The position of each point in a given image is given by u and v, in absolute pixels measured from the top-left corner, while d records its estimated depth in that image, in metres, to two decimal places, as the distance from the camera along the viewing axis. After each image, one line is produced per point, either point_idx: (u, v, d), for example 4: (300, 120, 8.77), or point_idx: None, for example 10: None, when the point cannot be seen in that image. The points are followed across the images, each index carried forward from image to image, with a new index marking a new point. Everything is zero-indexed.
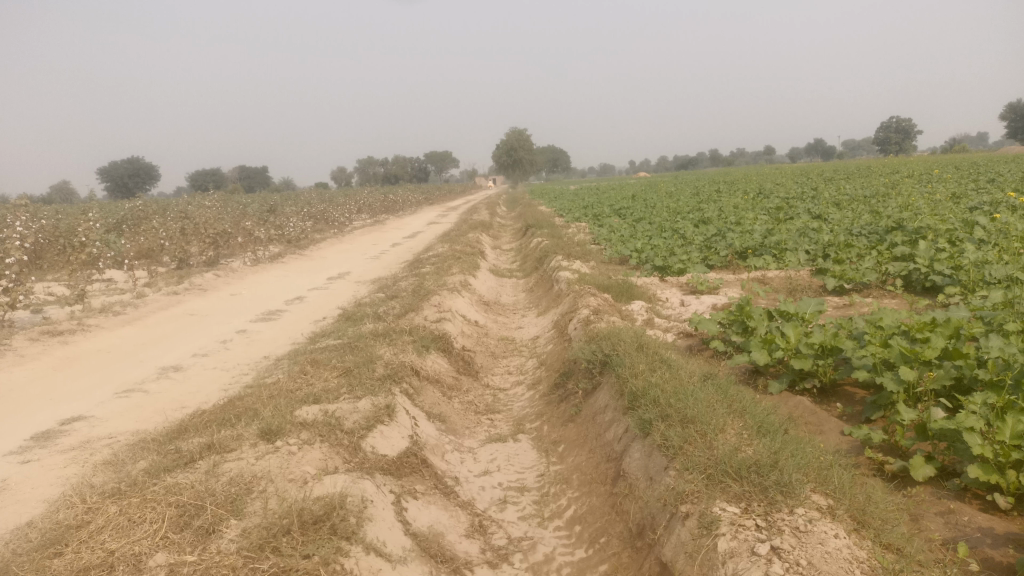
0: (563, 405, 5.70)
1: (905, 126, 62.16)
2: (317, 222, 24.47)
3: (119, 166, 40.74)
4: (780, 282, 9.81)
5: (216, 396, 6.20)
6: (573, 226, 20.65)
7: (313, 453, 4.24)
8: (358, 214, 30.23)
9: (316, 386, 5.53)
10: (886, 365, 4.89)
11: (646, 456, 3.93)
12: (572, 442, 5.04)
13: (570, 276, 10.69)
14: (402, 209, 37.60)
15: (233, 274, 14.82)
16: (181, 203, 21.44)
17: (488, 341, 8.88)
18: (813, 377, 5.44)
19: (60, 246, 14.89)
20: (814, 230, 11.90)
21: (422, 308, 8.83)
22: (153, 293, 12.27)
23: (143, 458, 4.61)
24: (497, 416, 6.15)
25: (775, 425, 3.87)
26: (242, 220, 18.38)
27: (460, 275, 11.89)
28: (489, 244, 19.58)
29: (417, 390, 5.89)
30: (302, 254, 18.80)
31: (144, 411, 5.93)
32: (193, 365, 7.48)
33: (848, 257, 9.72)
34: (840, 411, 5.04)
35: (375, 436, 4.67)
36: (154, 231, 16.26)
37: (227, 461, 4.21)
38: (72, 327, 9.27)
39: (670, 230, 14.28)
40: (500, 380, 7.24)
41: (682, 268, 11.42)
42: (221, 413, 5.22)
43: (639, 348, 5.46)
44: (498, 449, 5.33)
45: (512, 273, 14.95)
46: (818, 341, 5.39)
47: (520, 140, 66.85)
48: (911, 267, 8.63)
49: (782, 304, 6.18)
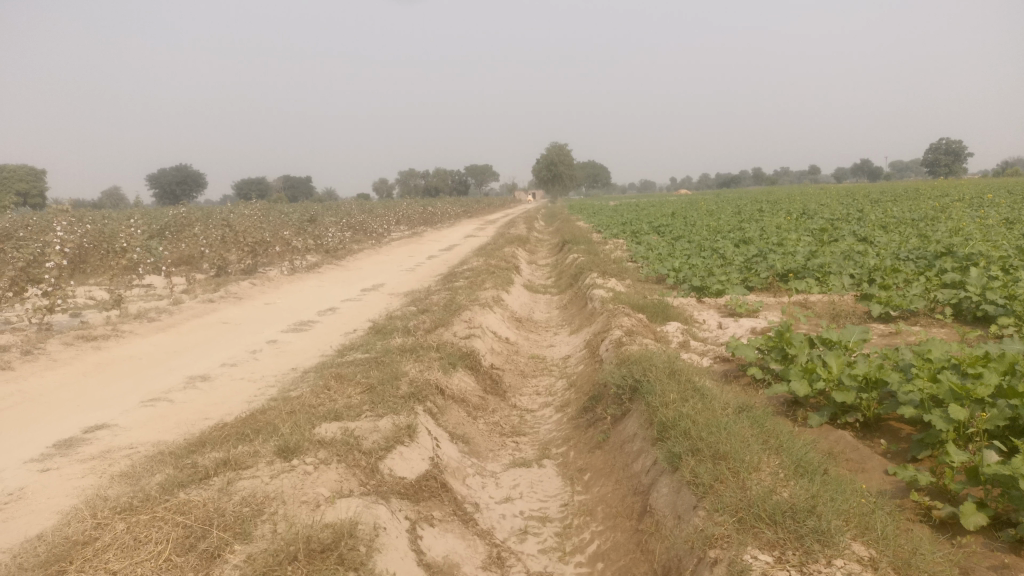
0: (591, 431, 5.50)
1: (955, 148, 60.68)
2: (355, 233, 24.59)
3: (167, 173, 41.60)
4: (823, 307, 9.49)
5: (239, 408, 6.12)
6: (610, 242, 20.40)
7: (329, 474, 4.12)
8: (397, 225, 30.34)
9: (338, 403, 5.41)
10: (934, 401, 4.61)
11: (674, 491, 3.72)
12: (598, 471, 4.84)
13: (605, 295, 10.47)
14: (440, 220, 37.70)
15: (269, 283, 14.89)
16: (222, 211, 21.71)
17: (518, 359, 8.71)
18: (856, 411, 5.17)
19: (102, 251, 15.11)
20: (859, 254, 11.54)
21: (452, 324, 8.70)
22: (189, 300, 12.35)
23: (159, 472, 4.52)
24: (523, 439, 5.97)
25: (814, 464, 3.63)
26: (280, 230, 18.51)
27: (493, 290, 11.75)
28: (525, 258, 19.46)
29: (442, 409, 5.74)
30: (338, 264, 18.87)
31: (167, 422, 5.88)
32: (220, 375, 7.43)
33: (894, 283, 9.36)
34: (884, 447, 4.76)
35: (394, 458, 4.53)
36: (194, 238, 16.43)
37: (242, 478, 4.11)
38: (106, 333, 9.32)
39: (709, 250, 13.98)
40: (528, 401, 7.06)
41: (721, 289, 11.12)
42: (242, 427, 5.12)
43: (671, 374, 5.24)
44: (522, 474, 5.15)
45: (546, 289, 14.77)
46: (862, 373, 5.12)
47: (560, 155, 66.75)
48: (961, 295, 8.27)
49: (824, 331, 5.92)
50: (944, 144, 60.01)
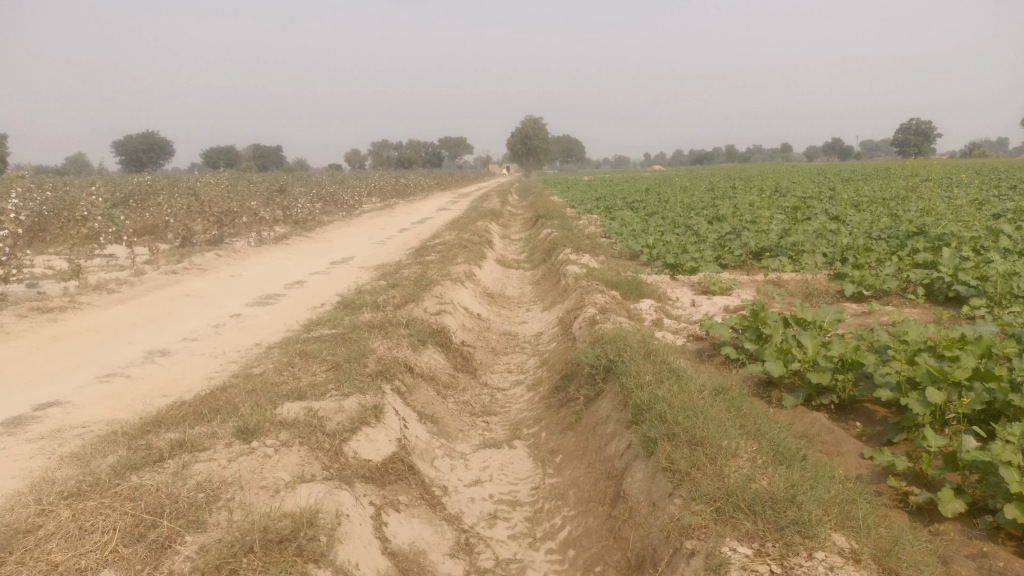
0: (563, 411, 5.38)
1: (924, 129, 61.25)
2: (325, 204, 24.16)
3: (133, 140, 40.46)
4: (796, 286, 9.43)
5: (199, 385, 5.91)
6: (584, 218, 20.23)
7: (290, 458, 3.95)
8: (368, 197, 29.87)
9: (301, 381, 5.21)
10: (911, 384, 4.55)
11: (649, 477, 3.60)
12: (570, 453, 4.72)
13: (579, 271, 10.34)
14: (413, 193, 37.25)
15: (235, 254, 14.53)
16: (189, 180, 21.14)
17: (489, 336, 8.55)
18: (831, 393, 5.10)
19: (61, 219, 14.64)
20: (832, 233, 11.51)
21: (422, 299, 8.51)
22: (151, 271, 11.99)
23: (112, 453, 4.31)
24: (493, 419, 5.83)
25: (793, 451, 3.53)
26: (248, 200, 18.06)
27: (465, 264, 11.55)
28: (497, 233, 19.25)
29: (410, 388, 5.58)
30: (308, 236, 18.49)
31: (123, 399, 5.65)
32: (181, 350, 7.19)
33: (867, 262, 9.34)
34: (859, 430, 4.70)
35: (359, 439, 4.37)
36: (158, 207, 15.99)
37: (198, 461, 3.91)
38: (63, 305, 8.98)
39: (683, 227, 13.89)
40: (499, 379, 6.91)
41: (694, 267, 11.03)
42: (200, 406, 4.91)
43: (646, 354, 5.11)
44: (492, 456, 5.01)
45: (519, 264, 14.60)
46: (838, 354, 5.05)
47: (535, 128, 66.20)
48: (933, 276, 8.26)
49: (799, 311, 5.84)
50: (914, 124, 60.72)
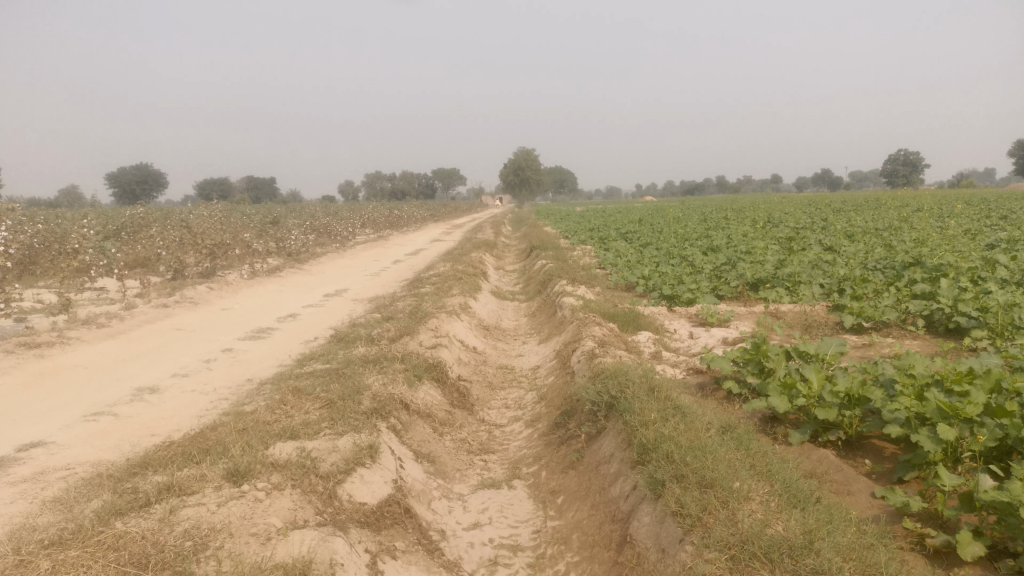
0: (563, 449, 5.24)
1: (912, 159, 61.92)
2: (318, 236, 24.07)
3: (126, 173, 40.44)
4: (795, 317, 9.35)
5: (189, 424, 5.74)
6: (578, 249, 20.18)
7: (283, 503, 3.80)
8: (362, 228, 29.82)
9: (294, 419, 5.06)
10: (921, 420, 4.43)
11: (657, 522, 3.46)
12: (572, 494, 4.58)
13: (575, 303, 10.24)
14: (406, 225, 37.22)
15: (227, 287, 14.38)
16: (182, 212, 21.04)
17: (486, 370, 8.41)
18: (838, 429, 4.97)
19: (52, 252, 14.50)
20: (828, 263, 11.46)
21: (417, 332, 8.37)
22: (141, 304, 11.84)
23: (96, 498, 4.14)
24: (491, 457, 5.68)
25: (806, 494, 3.41)
26: (241, 232, 17.96)
27: (460, 297, 11.43)
28: (492, 264, 19.18)
29: (406, 426, 5.43)
30: (301, 268, 18.37)
31: (110, 438, 5.48)
32: (171, 386, 7.02)
33: (865, 293, 9.27)
34: (869, 468, 4.57)
35: (354, 482, 4.22)
36: (150, 240, 15.87)
37: (186, 506, 3.75)
38: (51, 340, 8.81)
39: (678, 258, 13.83)
40: (497, 415, 6.76)
41: (691, 298, 10.93)
42: (189, 446, 4.75)
43: (649, 390, 4.99)
44: (490, 497, 4.86)
45: (514, 295, 14.50)
46: (844, 389, 4.93)
47: (527, 160, 66.56)
48: (933, 307, 8.18)
49: (801, 343, 5.74)
50: (902, 154, 61.36)
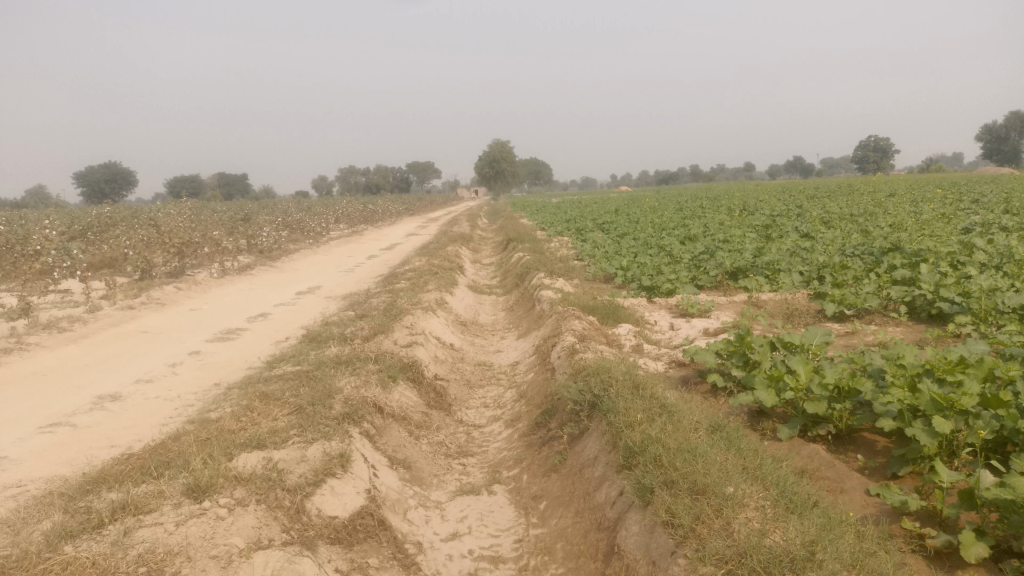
0: (545, 451, 5.03)
1: (882, 145, 62.47)
2: (291, 232, 23.64)
3: (94, 171, 39.58)
4: (776, 306, 9.20)
5: (151, 434, 5.44)
6: (555, 240, 19.97)
7: (247, 521, 3.57)
8: (336, 224, 29.40)
9: (261, 427, 4.79)
10: (915, 412, 4.26)
11: (646, 531, 3.27)
12: (555, 500, 4.37)
13: (553, 296, 10.01)
14: (381, 219, 36.77)
15: (197, 287, 13.99)
16: (150, 211, 20.52)
17: (464, 368, 8.17)
18: (827, 422, 4.79)
19: (13, 254, 14.01)
20: (806, 251, 11.34)
21: (392, 331, 8.12)
22: (107, 306, 11.44)
23: (46, 519, 3.85)
24: (470, 460, 5.46)
25: (803, 500, 3.22)
26: (210, 230, 17.51)
27: (436, 292, 11.17)
28: (468, 257, 18.91)
29: (380, 430, 5.19)
30: (273, 265, 17.97)
31: (67, 451, 5.18)
32: (134, 393, 6.71)
33: (846, 280, 9.13)
34: (861, 463, 4.40)
35: (323, 494, 3.99)
36: (116, 240, 15.40)
37: (142, 526, 3.48)
38: (9, 347, 8.42)
39: (656, 248, 13.65)
40: (475, 415, 6.53)
41: (671, 288, 10.75)
42: (149, 459, 4.47)
43: (633, 388, 4.79)
44: (469, 504, 4.64)
45: (491, 289, 14.26)
46: (833, 382, 4.75)
47: (502, 152, 66.22)
48: (914, 293, 8.06)
49: (786, 334, 5.56)
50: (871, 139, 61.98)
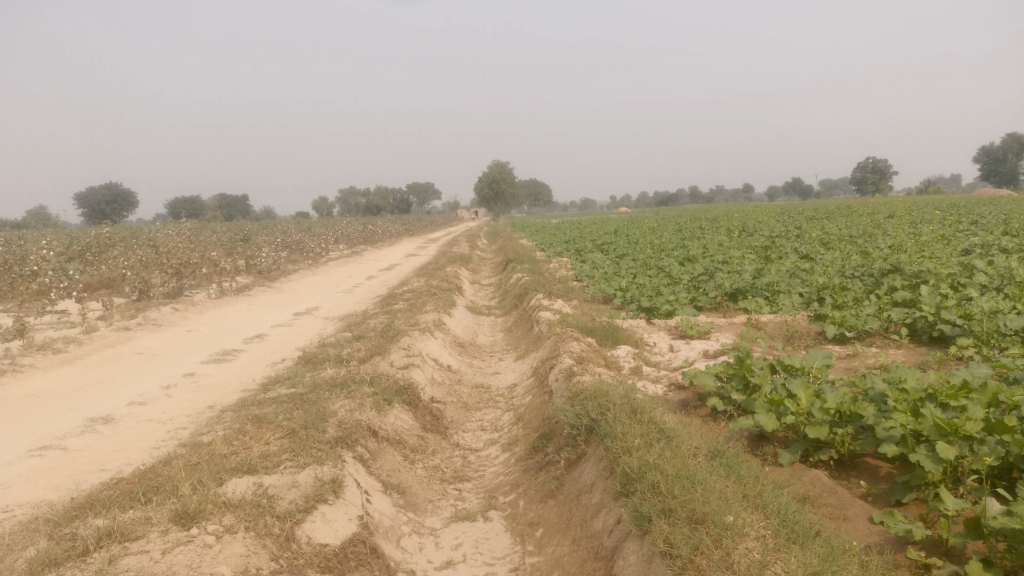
0: (542, 476, 4.94)
1: (881, 166, 62.61)
2: (290, 253, 23.61)
3: (96, 192, 39.67)
4: (776, 328, 9.13)
5: (142, 458, 5.36)
6: (554, 261, 19.92)
7: (236, 550, 3.48)
8: (335, 244, 29.39)
9: (252, 452, 4.71)
10: (918, 437, 4.18)
11: (644, 561, 3.18)
12: (552, 527, 4.28)
13: (552, 317, 9.95)
14: (380, 239, 36.78)
15: (194, 307, 13.92)
16: (150, 231, 20.50)
17: (461, 391, 8.08)
18: (829, 447, 4.71)
19: (11, 275, 13.96)
20: (805, 272, 11.29)
21: (389, 352, 8.04)
22: (103, 327, 11.37)
23: (31, 546, 3.75)
24: (466, 485, 5.37)
25: (804, 530, 3.14)
26: (209, 250, 17.47)
27: (434, 313, 11.11)
28: (467, 278, 18.85)
29: (374, 454, 5.11)
30: (271, 286, 17.92)
31: (56, 475, 5.09)
32: (127, 415, 6.63)
33: (846, 301, 9.07)
34: (864, 489, 4.32)
35: (314, 521, 3.91)
36: (114, 261, 15.36)
37: (128, 554, 3.39)
38: (2, 368, 8.35)
39: (655, 269, 13.60)
40: (472, 439, 6.44)
41: (670, 310, 10.68)
42: (138, 484, 4.38)
43: (631, 412, 4.71)
44: (464, 531, 4.54)
45: (490, 310, 14.19)
46: (834, 406, 4.67)
47: (502, 173, 66.43)
48: (915, 315, 7.99)
49: (786, 357, 5.49)
50: (869, 161, 62.23)
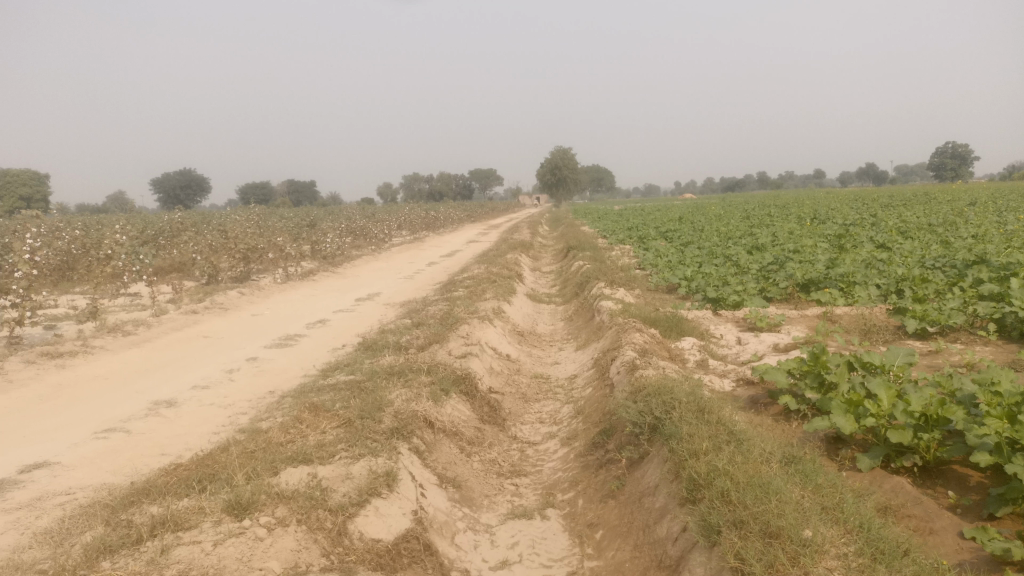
0: (602, 474, 4.76)
1: (961, 152, 59.62)
2: (354, 238, 23.82)
3: (171, 178, 40.87)
4: (851, 321, 8.69)
5: (201, 444, 5.37)
6: (616, 249, 19.58)
7: (287, 545, 3.41)
8: (398, 230, 29.57)
9: (308, 441, 4.65)
10: (1015, 446, 3.83)
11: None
12: (613, 530, 4.10)
13: (613, 307, 9.70)
14: (442, 226, 36.90)
15: (259, 292, 14.13)
16: (219, 216, 20.95)
17: (519, 381, 7.92)
18: (913, 453, 4.38)
19: (87, 258, 14.40)
20: (882, 263, 10.73)
21: (447, 340, 7.94)
22: (172, 310, 11.60)
23: (87, 532, 3.75)
24: (523, 480, 5.22)
25: (891, 547, 2.88)
26: (275, 235, 17.73)
27: (494, 301, 10.97)
28: (527, 265, 18.68)
29: (430, 446, 5.00)
30: (334, 271, 18.09)
31: (118, 458, 5.15)
32: (189, 399, 6.70)
33: (927, 294, 8.56)
34: (953, 500, 3.99)
35: (367, 515, 3.82)
36: (184, 245, 15.71)
37: (180, 544, 3.34)
38: (74, 350, 8.56)
39: (722, 258, 13.15)
40: (530, 431, 6.28)
41: (738, 301, 10.29)
42: (196, 471, 4.36)
43: (698, 411, 4.47)
44: (521, 529, 4.39)
45: (550, 298, 13.99)
46: (920, 408, 4.34)
47: (565, 159, 65.92)
48: (1004, 310, 7.47)
49: (864, 354, 5.15)
50: (949, 147, 59.47)
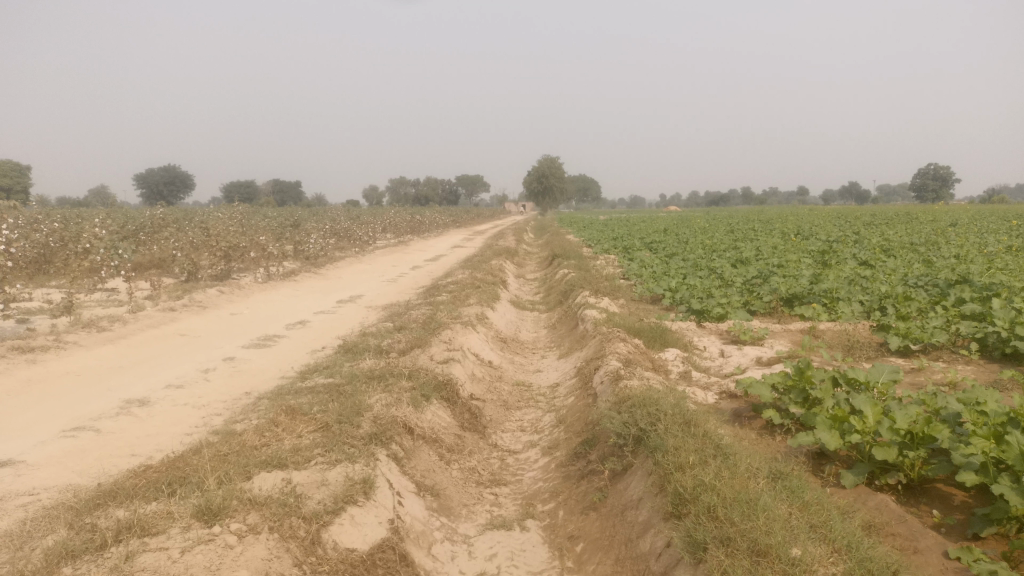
0: (584, 486, 4.68)
1: (942, 173, 60.33)
2: (338, 240, 23.62)
3: (154, 174, 40.42)
4: (834, 337, 8.68)
5: (173, 445, 5.23)
6: (601, 258, 19.55)
7: (259, 553, 3.29)
8: (382, 233, 29.39)
9: (283, 445, 4.53)
10: (1001, 466, 3.79)
11: None
12: (594, 544, 4.01)
13: (597, 315, 9.64)
14: (427, 231, 36.76)
15: (240, 291, 13.94)
16: (201, 213, 20.69)
17: (501, 388, 7.83)
18: (898, 470, 4.33)
19: (65, 251, 14.14)
20: (866, 280, 10.75)
21: (429, 345, 7.83)
22: (149, 307, 11.39)
23: (50, 535, 3.61)
24: (503, 490, 5.12)
25: (879, 568, 2.81)
26: (257, 234, 17.53)
27: (477, 307, 10.87)
28: (511, 272, 18.58)
29: (409, 453, 4.89)
30: (317, 273, 17.90)
31: (86, 458, 4.99)
32: (163, 399, 6.54)
33: (910, 312, 8.57)
34: (937, 520, 3.94)
35: (342, 524, 3.71)
36: (165, 241, 15.47)
37: (145, 550, 3.20)
38: (46, 345, 8.35)
39: (707, 270, 13.14)
40: (511, 440, 6.18)
41: (722, 313, 10.26)
42: (166, 473, 4.23)
43: (683, 424, 4.39)
44: (499, 540, 4.29)
45: (534, 306, 13.91)
46: (905, 425, 4.29)
47: (552, 168, 65.98)
48: (987, 329, 7.48)
49: (849, 370, 5.11)
50: (931, 168, 60.18)
